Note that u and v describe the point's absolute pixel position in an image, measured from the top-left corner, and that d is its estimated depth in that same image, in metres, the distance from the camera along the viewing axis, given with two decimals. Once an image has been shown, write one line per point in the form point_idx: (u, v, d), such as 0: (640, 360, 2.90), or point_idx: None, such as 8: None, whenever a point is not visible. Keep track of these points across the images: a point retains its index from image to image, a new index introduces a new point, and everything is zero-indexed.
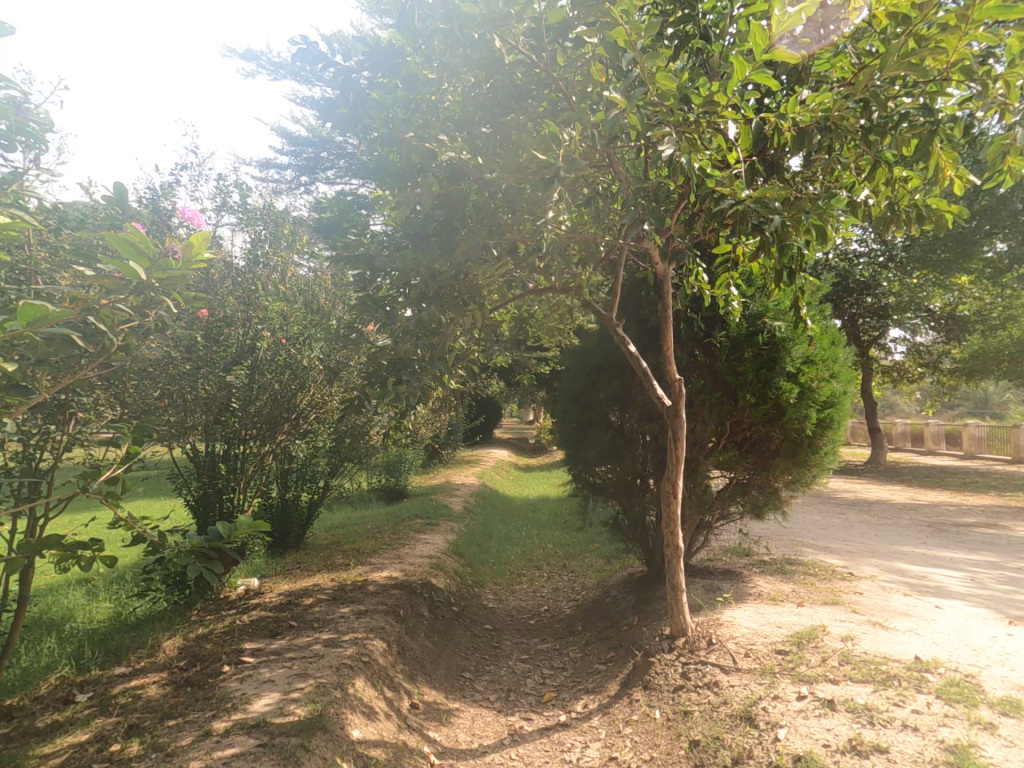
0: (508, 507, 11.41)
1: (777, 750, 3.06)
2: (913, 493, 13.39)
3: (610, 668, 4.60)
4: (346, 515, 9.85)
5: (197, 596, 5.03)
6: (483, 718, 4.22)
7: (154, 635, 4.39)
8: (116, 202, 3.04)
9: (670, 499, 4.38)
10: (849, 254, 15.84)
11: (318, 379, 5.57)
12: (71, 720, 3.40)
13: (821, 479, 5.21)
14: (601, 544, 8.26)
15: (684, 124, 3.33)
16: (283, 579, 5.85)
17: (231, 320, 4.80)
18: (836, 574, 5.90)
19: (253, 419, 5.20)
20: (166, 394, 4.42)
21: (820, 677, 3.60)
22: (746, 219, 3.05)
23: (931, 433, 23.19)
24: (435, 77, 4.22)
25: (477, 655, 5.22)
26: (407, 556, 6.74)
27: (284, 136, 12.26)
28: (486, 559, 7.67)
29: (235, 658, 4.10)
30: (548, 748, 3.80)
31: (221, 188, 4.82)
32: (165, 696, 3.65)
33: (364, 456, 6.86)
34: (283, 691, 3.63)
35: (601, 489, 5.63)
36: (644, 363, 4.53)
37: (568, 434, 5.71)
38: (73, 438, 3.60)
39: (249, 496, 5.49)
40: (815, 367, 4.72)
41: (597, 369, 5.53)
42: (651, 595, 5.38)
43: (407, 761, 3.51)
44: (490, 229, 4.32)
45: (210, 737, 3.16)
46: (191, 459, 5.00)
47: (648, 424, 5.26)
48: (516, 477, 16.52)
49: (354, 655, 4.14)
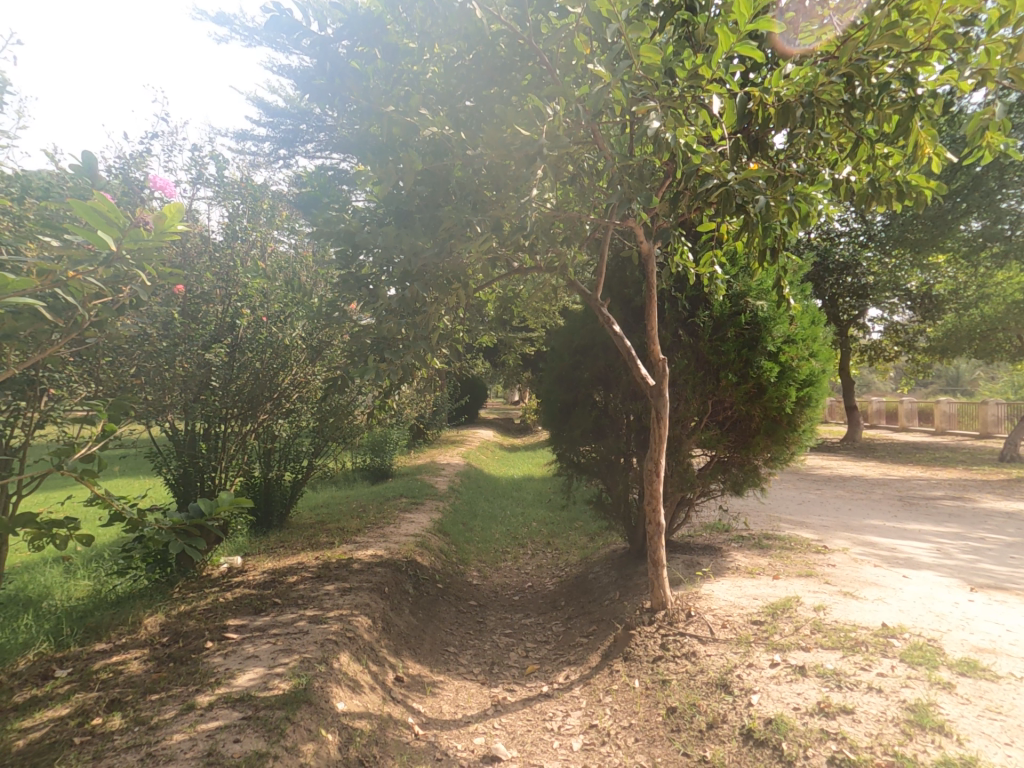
0: (493, 487, 11.47)
1: (750, 714, 3.18)
2: (885, 468, 13.85)
3: (592, 640, 4.70)
4: (331, 494, 9.82)
5: (179, 574, 4.97)
6: (467, 689, 4.30)
7: (135, 612, 4.36)
8: (86, 172, 3.03)
9: (653, 477, 4.45)
10: (832, 234, 15.97)
11: (300, 359, 5.44)
12: (50, 696, 3.38)
13: (799, 456, 5.31)
14: (586, 522, 8.38)
15: (669, 98, 3.36)
16: (267, 558, 5.82)
17: (209, 296, 4.60)
18: (810, 548, 6.07)
19: (235, 397, 5.04)
20: (142, 372, 4.24)
21: (792, 645, 3.73)
22: (729, 200, 3.15)
23: (906, 409, 23.82)
24: (416, 46, 4.13)
25: (461, 630, 5.28)
26: (393, 535, 6.76)
27: (256, 104, 11.75)
28: (471, 538, 7.73)
29: (218, 634, 4.10)
30: (531, 717, 3.90)
31: (196, 160, 4.64)
32: (147, 672, 3.65)
33: (348, 436, 6.76)
34: (267, 665, 3.68)
35: (585, 469, 5.68)
36: (628, 342, 4.54)
37: (553, 413, 5.72)
38: (46, 415, 3.55)
39: (231, 476, 5.39)
40: (795, 346, 4.76)
41: (582, 348, 5.52)
42: (633, 571, 5.48)
43: (391, 731, 3.59)
44: (473, 207, 4.35)
45: (194, 710, 3.19)
46: (170, 439, 4.86)
47: (632, 404, 5.29)
48: (502, 457, 16.65)
49: (339, 631, 4.18)
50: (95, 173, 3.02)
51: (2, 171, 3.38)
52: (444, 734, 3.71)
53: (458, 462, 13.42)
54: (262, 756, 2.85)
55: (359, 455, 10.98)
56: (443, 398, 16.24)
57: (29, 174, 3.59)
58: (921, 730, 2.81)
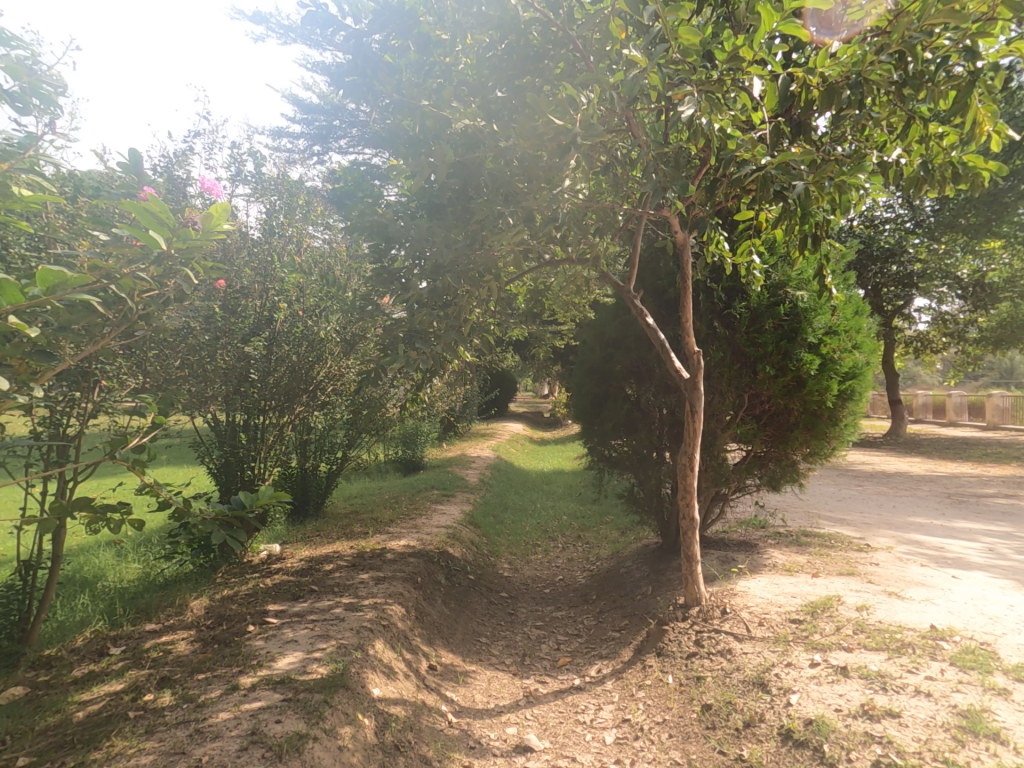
0: (524, 480, 11.45)
1: (789, 714, 3.11)
2: (932, 465, 13.29)
3: (624, 634, 4.65)
4: (364, 485, 10.00)
5: (222, 560, 5.10)
6: (499, 680, 4.32)
7: (181, 595, 4.52)
8: (132, 170, 3.17)
9: (686, 471, 4.39)
10: (876, 221, 15.38)
11: (335, 352, 5.49)
12: (106, 671, 3.54)
13: (840, 452, 5.14)
14: (617, 517, 8.31)
15: (708, 81, 3.28)
16: (304, 546, 5.95)
17: (247, 291, 4.72)
18: (852, 546, 5.88)
19: (273, 389, 5.12)
20: (185, 364, 4.39)
21: (833, 646, 3.62)
22: (767, 186, 3.06)
23: (954, 404, 22.83)
24: (448, 38, 4.16)
25: (493, 621, 5.31)
26: (424, 526, 6.86)
27: (292, 101, 11.90)
28: (502, 531, 7.76)
29: (259, 619, 4.23)
30: (563, 710, 3.89)
31: (235, 157, 4.74)
32: (194, 652, 3.79)
33: (381, 429, 6.82)
34: (306, 650, 3.79)
35: (616, 463, 5.62)
36: (661, 335, 4.46)
37: (584, 407, 5.67)
38: (99, 406, 3.68)
39: (269, 466, 5.48)
40: (837, 337, 4.63)
41: (614, 341, 5.45)
42: (666, 566, 5.41)
43: (425, 718, 3.64)
44: (505, 199, 4.27)
45: (238, 691, 3.31)
46: (212, 429, 5.00)
47: (664, 397, 5.19)
48: (532, 450, 16.65)
49: (373, 619, 4.27)
50: (140, 169, 3.15)
51: (58, 170, 3.54)
52: (477, 723, 3.75)
53: (489, 455, 13.50)
54: (302, 737, 2.93)
55: (391, 447, 11.14)
56: (473, 391, 16.33)
57: (81, 174, 3.74)
58: (974, 738, 2.69)
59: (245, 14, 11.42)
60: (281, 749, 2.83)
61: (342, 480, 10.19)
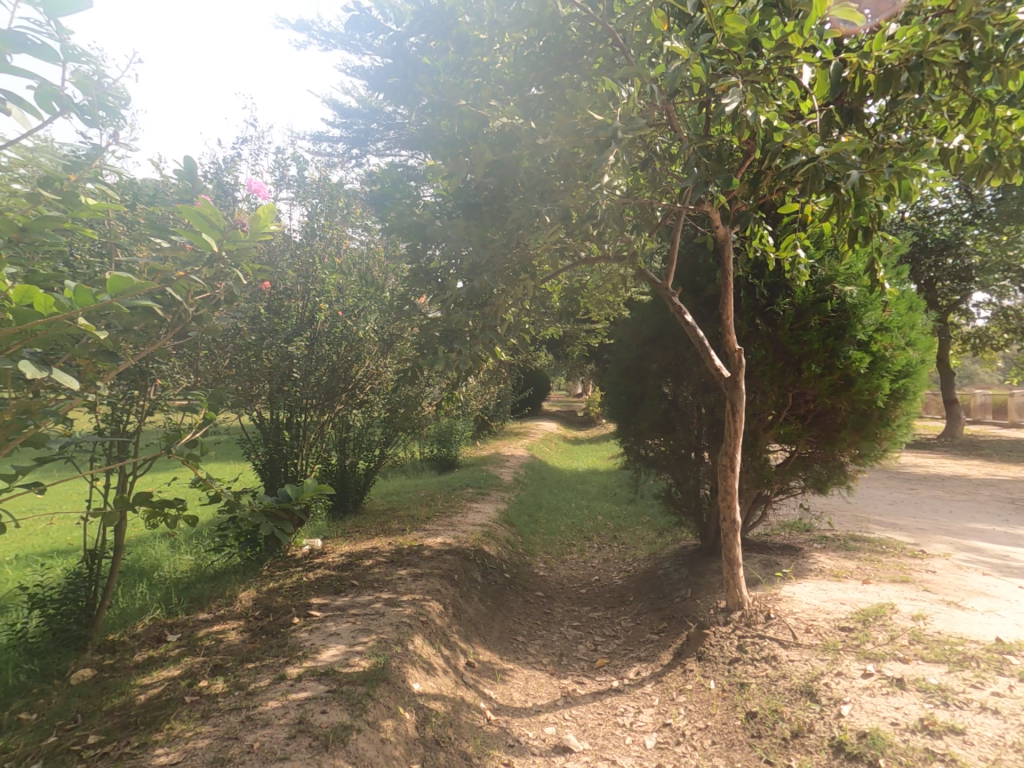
0: (558, 479, 11.43)
1: (841, 725, 2.99)
2: (992, 468, 12.57)
3: (662, 638, 4.57)
4: (401, 483, 10.17)
5: (267, 553, 5.27)
6: (536, 679, 4.32)
7: (231, 587, 4.69)
8: (187, 176, 3.31)
9: (727, 472, 4.28)
10: (930, 212, 14.72)
11: (373, 351, 5.59)
12: (164, 657, 3.71)
13: (892, 454, 4.92)
14: (653, 518, 8.19)
15: (753, 72, 3.17)
16: (344, 541, 6.09)
17: (290, 292, 4.85)
18: (905, 552, 5.62)
19: (313, 388, 5.25)
20: (233, 364, 4.56)
21: (888, 656, 3.47)
22: (819, 177, 2.94)
23: (1016, 404, 21.55)
24: (486, 37, 4.11)
25: (530, 620, 5.31)
26: (460, 523, 6.93)
27: (334, 107, 12.23)
28: (536, 530, 7.77)
29: (303, 611, 4.35)
30: (601, 711, 3.86)
31: (280, 162, 4.88)
32: (244, 641, 3.93)
33: (416, 427, 6.92)
34: (348, 643, 3.88)
35: (653, 463, 5.54)
36: (700, 332, 4.36)
37: (619, 406, 5.61)
38: (155, 404, 3.85)
39: (310, 463, 5.62)
40: (889, 334, 4.45)
41: (650, 340, 5.37)
42: (705, 568, 5.29)
43: (465, 714, 3.67)
44: (542, 197, 4.22)
45: (285, 680, 3.41)
46: (257, 426, 5.18)
47: (703, 396, 5.07)
48: (568, 449, 16.61)
49: (412, 615, 4.34)
50: (194, 177, 3.33)
51: (122, 178, 3.76)
52: (516, 721, 3.76)
53: (525, 454, 13.52)
54: (347, 728, 3.00)
55: (426, 445, 11.30)
56: (507, 390, 16.40)
57: (139, 183, 3.94)
58: None
59: (295, 25, 11.85)
60: (328, 739, 2.90)
61: (379, 477, 10.40)
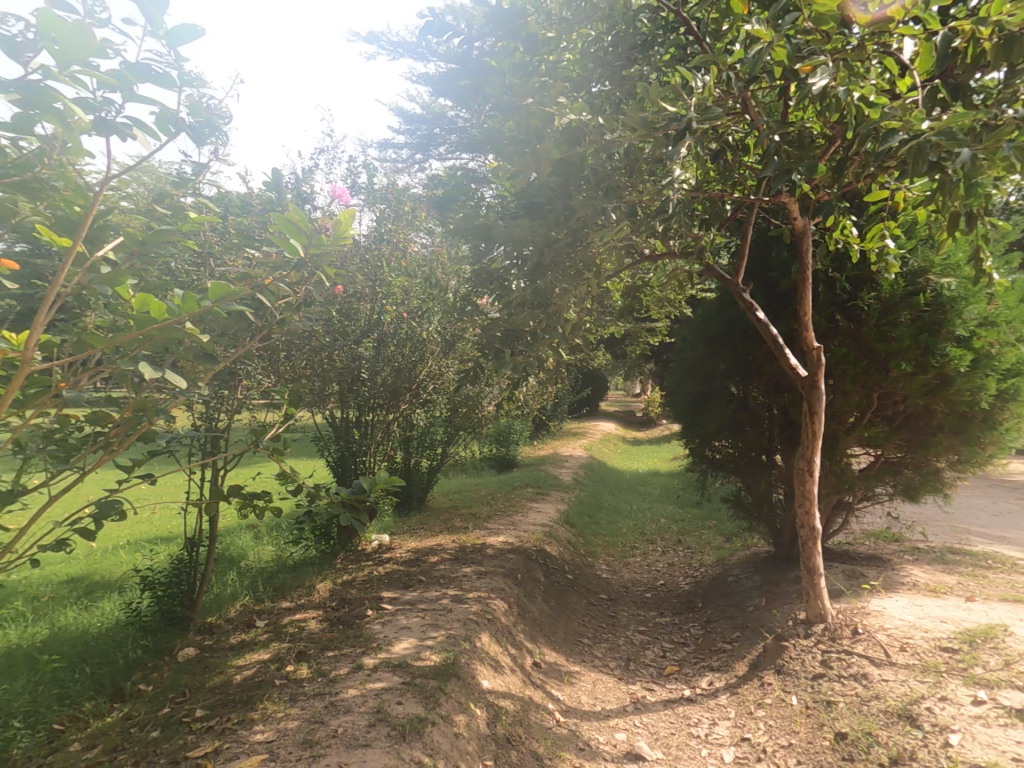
0: (619, 480, 11.26)
1: (948, 755, 2.75)
2: None
3: (736, 648, 4.39)
4: (463, 481, 10.36)
5: (340, 547, 5.50)
6: (604, 683, 4.25)
7: (309, 578, 4.92)
8: (275, 186, 3.52)
9: (805, 477, 4.04)
10: None
11: (435, 351, 5.70)
12: (254, 641, 3.93)
13: (999, 460, 4.50)
14: (721, 523, 7.89)
15: (843, 50, 2.94)
16: (411, 537, 6.26)
17: (360, 295, 5.00)
18: (1013, 569, 5.10)
19: (380, 388, 5.41)
20: (309, 365, 4.77)
21: (1002, 682, 3.17)
22: (923, 157, 2.69)
23: None
24: (554, 35, 4.03)
25: (594, 622, 5.25)
26: (522, 523, 6.96)
27: (400, 116, 12.67)
28: (598, 531, 7.70)
29: (375, 604, 4.49)
30: (674, 720, 3.74)
31: (351, 169, 5.07)
32: (323, 630, 4.11)
33: (477, 426, 7.01)
34: (418, 637, 3.97)
35: (722, 466, 5.34)
36: (775, 329, 4.15)
37: (685, 407, 5.44)
38: (242, 402, 4.11)
39: (377, 460, 5.78)
40: (996, 329, 4.09)
41: (718, 338, 5.15)
42: (781, 577, 5.04)
43: (534, 715, 3.66)
44: (606, 194, 4.12)
45: (362, 670, 3.53)
46: (330, 425, 5.42)
47: (776, 397, 4.83)
48: (631, 449, 16.35)
49: (478, 613, 4.38)
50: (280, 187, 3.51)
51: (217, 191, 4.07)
52: (585, 725, 3.71)
53: (585, 455, 13.42)
54: (422, 721, 3.06)
55: (487, 444, 11.47)
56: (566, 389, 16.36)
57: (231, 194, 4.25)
58: None
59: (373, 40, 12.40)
60: (405, 730, 2.97)
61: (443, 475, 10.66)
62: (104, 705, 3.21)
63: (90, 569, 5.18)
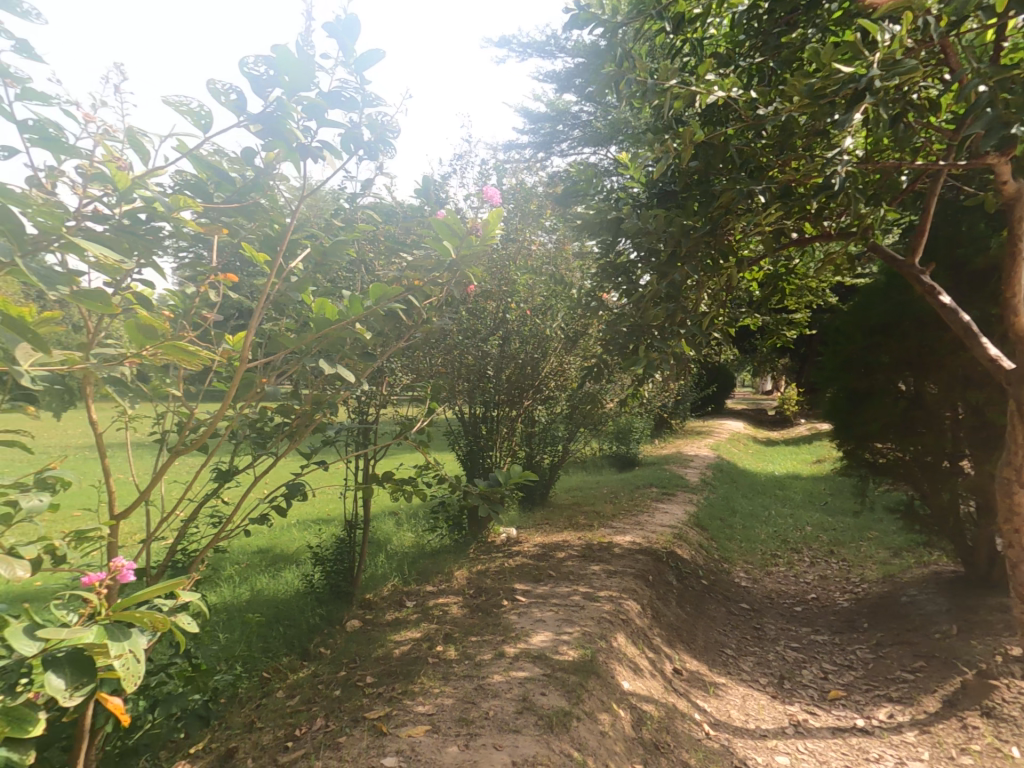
0: (753, 483, 10.49)
1: None
2: None
3: (922, 678, 3.86)
4: (582, 478, 10.29)
5: (472, 537, 5.71)
6: (756, 699, 3.94)
7: (448, 565, 5.18)
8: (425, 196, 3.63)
9: (1013, 487, 3.28)
10: None
11: (558, 348, 5.73)
12: (406, 620, 4.21)
13: None
14: (885, 537, 7.01)
15: None
16: (536, 532, 6.34)
17: (489, 293, 5.17)
18: None
19: (505, 384, 5.56)
20: (444, 362, 5.02)
21: None
22: None
23: None
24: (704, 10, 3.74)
25: (737, 633, 4.92)
26: (648, 524, 6.75)
27: (524, 118, 12.99)
28: (733, 536, 7.24)
29: (510, 595, 4.60)
30: (845, 751, 3.35)
31: (484, 171, 5.24)
32: (465, 615, 4.28)
33: (597, 423, 6.92)
34: (554, 630, 3.97)
35: (886, 471, 4.74)
36: (965, 314, 3.54)
37: (837, 403, 4.92)
38: (387, 397, 4.44)
39: (503, 455, 5.92)
40: None
41: (879, 327, 4.54)
42: (977, 603, 4.41)
43: (680, 723, 3.49)
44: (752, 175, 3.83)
45: (505, 657, 3.61)
46: (460, 420, 5.68)
47: (965, 394, 4.23)
48: (761, 451, 15.16)
49: (612, 612, 4.30)
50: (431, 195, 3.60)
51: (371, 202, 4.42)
52: (739, 742, 3.45)
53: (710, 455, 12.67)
54: (568, 715, 3.04)
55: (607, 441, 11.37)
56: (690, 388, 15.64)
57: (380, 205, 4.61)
58: None
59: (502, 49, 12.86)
60: (552, 720, 2.98)
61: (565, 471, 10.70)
62: (296, 661, 3.67)
63: (277, 540, 6.00)
